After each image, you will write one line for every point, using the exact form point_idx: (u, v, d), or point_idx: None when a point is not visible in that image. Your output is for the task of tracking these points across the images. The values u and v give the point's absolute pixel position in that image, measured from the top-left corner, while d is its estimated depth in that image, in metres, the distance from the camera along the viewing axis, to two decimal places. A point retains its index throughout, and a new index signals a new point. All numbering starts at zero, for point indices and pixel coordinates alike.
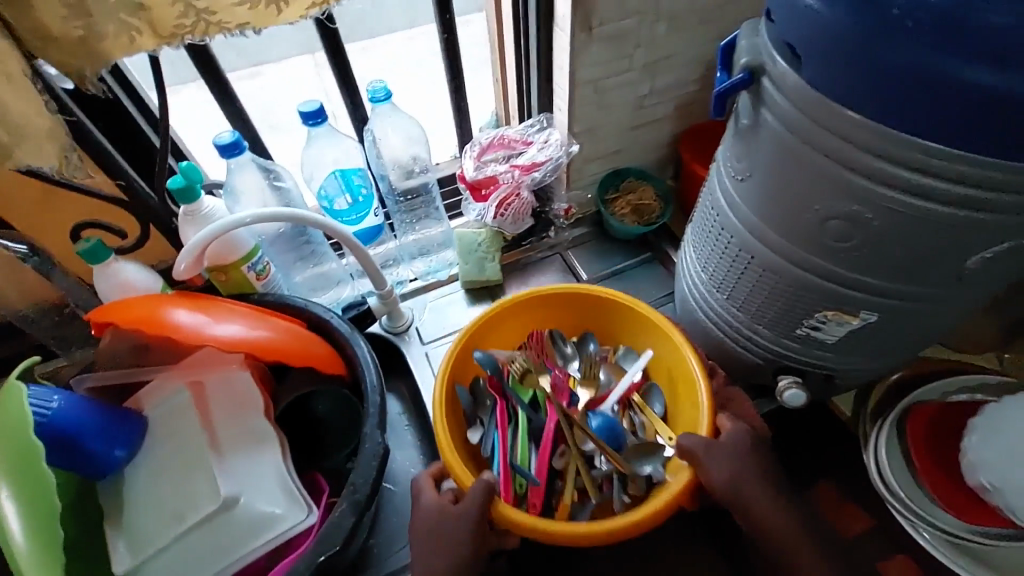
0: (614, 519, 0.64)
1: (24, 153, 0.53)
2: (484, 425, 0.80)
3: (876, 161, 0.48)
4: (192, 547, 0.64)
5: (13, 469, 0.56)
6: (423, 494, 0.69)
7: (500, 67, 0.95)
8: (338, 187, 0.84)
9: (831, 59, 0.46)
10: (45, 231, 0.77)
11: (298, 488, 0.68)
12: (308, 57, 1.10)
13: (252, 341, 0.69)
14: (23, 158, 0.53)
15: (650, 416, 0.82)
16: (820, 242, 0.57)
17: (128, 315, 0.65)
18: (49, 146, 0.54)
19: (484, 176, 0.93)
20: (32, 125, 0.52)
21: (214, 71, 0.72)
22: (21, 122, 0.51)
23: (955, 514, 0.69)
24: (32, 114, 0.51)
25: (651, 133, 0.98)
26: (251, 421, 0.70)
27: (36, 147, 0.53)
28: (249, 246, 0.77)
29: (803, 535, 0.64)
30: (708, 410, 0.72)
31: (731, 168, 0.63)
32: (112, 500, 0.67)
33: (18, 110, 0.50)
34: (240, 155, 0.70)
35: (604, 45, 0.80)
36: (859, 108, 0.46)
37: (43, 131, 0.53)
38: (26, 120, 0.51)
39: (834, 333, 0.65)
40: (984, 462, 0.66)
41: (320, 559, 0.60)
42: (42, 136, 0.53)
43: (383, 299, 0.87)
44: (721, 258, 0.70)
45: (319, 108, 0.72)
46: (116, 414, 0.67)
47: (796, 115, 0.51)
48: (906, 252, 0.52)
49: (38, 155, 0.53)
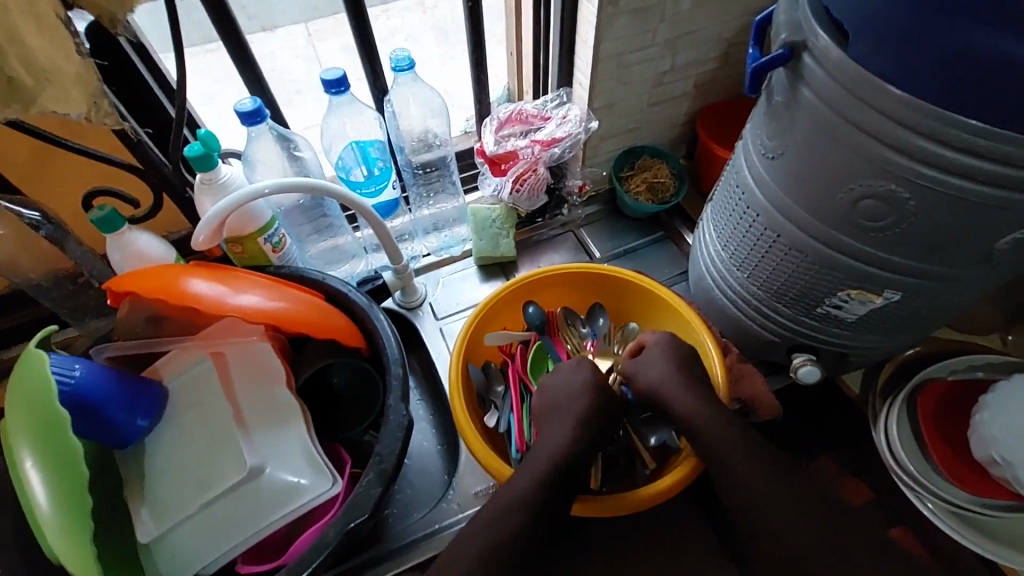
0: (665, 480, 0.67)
1: (50, 99, 0.51)
2: (499, 410, 0.80)
3: (919, 140, 0.48)
4: (219, 514, 0.65)
5: (37, 440, 0.55)
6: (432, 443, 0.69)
7: (517, 38, 0.93)
8: (355, 158, 0.83)
9: (881, 34, 0.46)
10: (56, 197, 0.76)
11: (323, 458, 0.68)
12: (300, 27, 1.05)
13: (276, 313, 0.68)
14: (49, 106, 0.51)
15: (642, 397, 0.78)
16: (850, 222, 0.57)
17: (148, 284, 0.64)
18: (76, 92, 0.52)
19: (503, 151, 0.93)
20: (60, 70, 0.50)
21: (233, 33, 0.70)
22: (48, 66, 0.49)
23: (964, 488, 0.70)
24: (60, 58, 0.50)
25: (668, 110, 0.98)
26: (274, 392, 0.70)
27: (62, 94, 0.51)
28: (266, 218, 0.76)
29: None
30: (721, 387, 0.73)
31: (763, 145, 0.63)
32: (134, 470, 0.67)
33: (45, 52, 0.49)
34: (260, 124, 0.68)
35: (630, 18, 0.79)
36: (906, 83, 0.46)
37: (70, 76, 0.51)
38: (55, 65, 0.50)
39: (854, 311, 0.67)
40: (995, 438, 0.67)
41: (351, 526, 0.60)
42: (69, 81, 0.51)
43: (398, 274, 0.87)
44: (745, 235, 0.71)
45: (342, 76, 0.71)
46: (136, 386, 0.66)
47: (838, 91, 0.51)
48: (944, 229, 0.52)
49: (63, 102, 0.52)
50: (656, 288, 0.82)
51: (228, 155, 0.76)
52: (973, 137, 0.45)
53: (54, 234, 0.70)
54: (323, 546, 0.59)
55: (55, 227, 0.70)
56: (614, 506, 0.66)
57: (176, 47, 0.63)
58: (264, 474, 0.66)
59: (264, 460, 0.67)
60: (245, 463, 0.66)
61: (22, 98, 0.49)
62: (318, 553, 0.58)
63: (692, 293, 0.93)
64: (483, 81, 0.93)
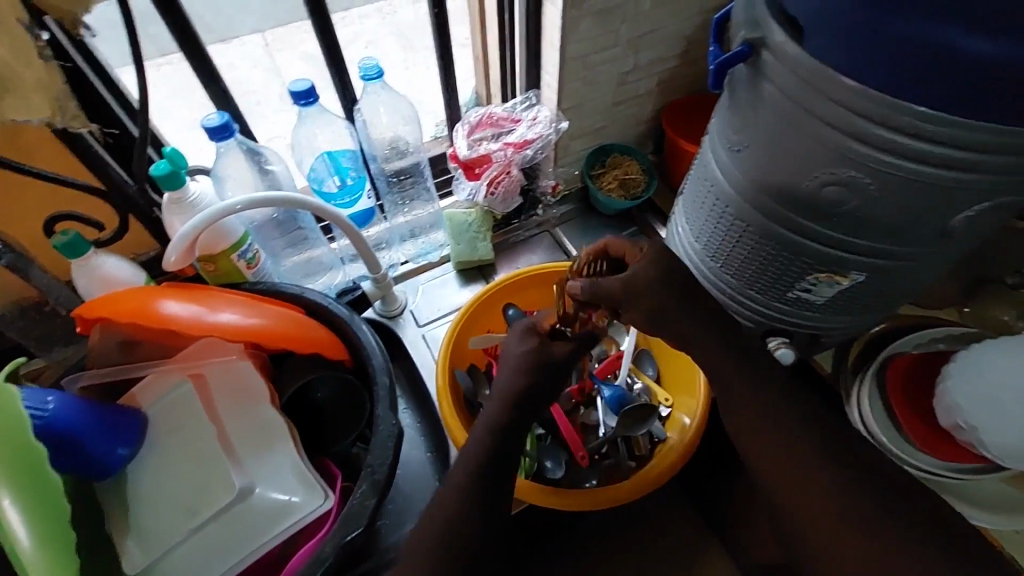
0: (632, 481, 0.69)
1: (11, 107, 0.53)
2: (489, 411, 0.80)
3: (876, 129, 0.50)
4: (208, 540, 0.63)
5: (14, 478, 0.53)
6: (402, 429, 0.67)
7: (480, 42, 0.94)
8: (328, 169, 0.83)
9: (833, 31, 0.48)
10: (15, 224, 0.73)
11: (314, 473, 0.67)
12: (257, 37, 1.05)
13: (256, 329, 0.67)
14: (9, 113, 0.53)
15: (647, 381, 0.85)
16: (818, 209, 0.60)
17: (119, 308, 0.62)
18: (36, 98, 0.54)
19: (477, 155, 0.93)
20: (19, 78, 0.52)
21: (196, 49, 0.68)
22: (4, 75, 0.51)
23: (932, 454, 0.74)
24: (19, 65, 0.51)
25: (634, 108, 1.00)
26: (258, 411, 0.69)
27: (21, 101, 0.53)
28: (239, 234, 0.75)
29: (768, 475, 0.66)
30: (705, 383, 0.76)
31: (728, 138, 0.66)
32: (118, 500, 0.65)
33: (4, 62, 0.50)
34: (229, 138, 0.67)
35: (593, 20, 0.80)
36: (862, 74, 0.49)
37: (29, 84, 0.52)
38: (12, 72, 0.51)
39: (824, 294, 0.69)
40: (961, 406, 0.70)
41: (347, 539, 0.59)
42: (29, 88, 0.53)
43: (377, 283, 0.86)
44: (716, 226, 0.73)
45: (310, 87, 0.70)
46: (113, 413, 0.64)
47: (796, 84, 0.53)
48: (901, 211, 0.55)
49: (25, 109, 0.54)
50: None
51: (196, 171, 0.75)
52: (921, 122, 0.47)
53: (15, 262, 0.66)
54: (320, 561, 0.58)
55: (16, 255, 0.66)
56: (592, 501, 0.68)
57: (137, 65, 0.62)
58: (254, 494, 0.65)
59: (253, 480, 0.66)
60: (233, 485, 0.65)
61: None
62: (316, 568, 0.57)
63: None
64: (452, 86, 0.94)
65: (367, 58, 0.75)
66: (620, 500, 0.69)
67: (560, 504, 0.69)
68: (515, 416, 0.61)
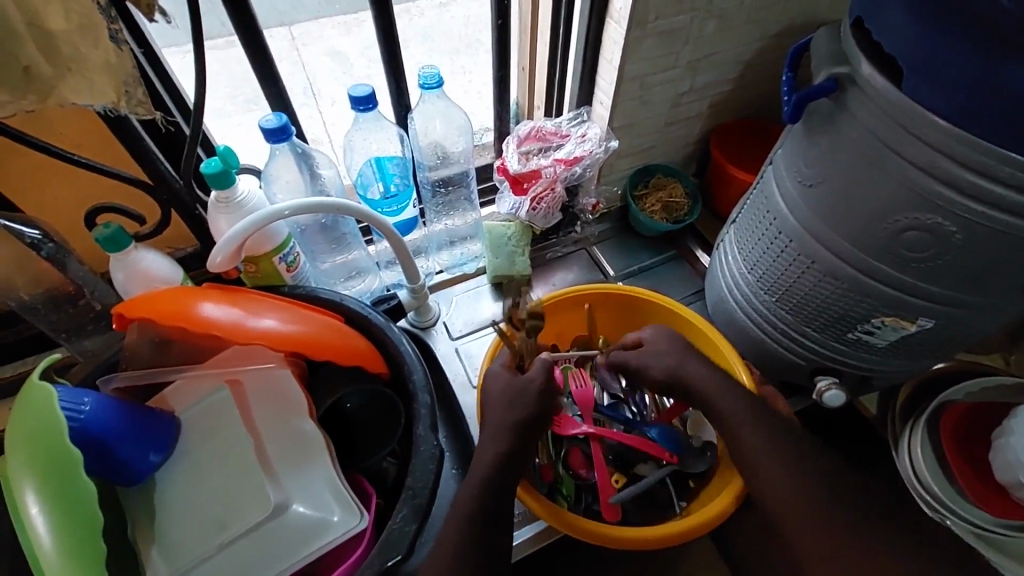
0: (675, 523, 0.66)
1: (70, 89, 0.50)
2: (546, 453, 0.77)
3: (971, 177, 0.48)
4: (238, 557, 0.61)
5: (45, 483, 0.51)
6: (440, 450, 0.64)
7: (530, 54, 0.92)
8: (374, 174, 0.83)
9: (934, 74, 0.46)
10: (56, 214, 0.71)
11: (349, 492, 0.65)
12: (282, 30, 1.00)
13: (299, 337, 0.65)
14: (69, 96, 0.50)
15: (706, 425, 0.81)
16: (893, 252, 0.58)
17: (160, 308, 0.60)
18: (101, 80, 0.51)
19: (527, 170, 0.90)
20: (86, 59, 0.50)
21: (257, 46, 0.67)
22: (70, 55, 0.49)
23: (987, 509, 0.71)
24: (87, 47, 0.49)
25: (683, 130, 0.98)
26: (295, 422, 0.66)
27: (84, 84, 0.51)
28: (282, 237, 0.73)
29: None
30: None
31: (798, 171, 0.64)
32: (145, 509, 0.62)
33: (71, 42, 0.48)
34: (285, 141, 0.65)
35: (656, 41, 0.79)
36: (962, 120, 0.46)
37: (96, 66, 0.51)
38: (79, 53, 0.49)
39: (885, 337, 0.67)
40: (1022, 463, 0.67)
41: (387, 565, 0.57)
42: (95, 71, 0.51)
43: (414, 294, 0.83)
44: (774, 260, 0.71)
45: (370, 93, 0.68)
46: (146, 417, 0.61)
47: (886, 121, 0.51)
48: (986, 263, 0.53)
49: (87, 92, 0.51)
50: (683, 312, 0.83)
51: (244, 171, 0.73)
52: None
53: (55, 254, 0.66)
54: None
55: (56, 247, 0.66)
56: (639, 542, 0.65)
57: (198, 60, 0.59)
58: (290, 510, 0.63)
59: (288, 496, 0.64)
60: (268, 500, 0.63)
61: (40, 87, 0.49)
62: None
63: (711, 312, 0.93)
64: (502, 97, 0.92)
65: (427, 66, 0.74)
66: (671, 541, 0.66)
67: (600, 539, 0.66)
68: (502, 447, 0.64)
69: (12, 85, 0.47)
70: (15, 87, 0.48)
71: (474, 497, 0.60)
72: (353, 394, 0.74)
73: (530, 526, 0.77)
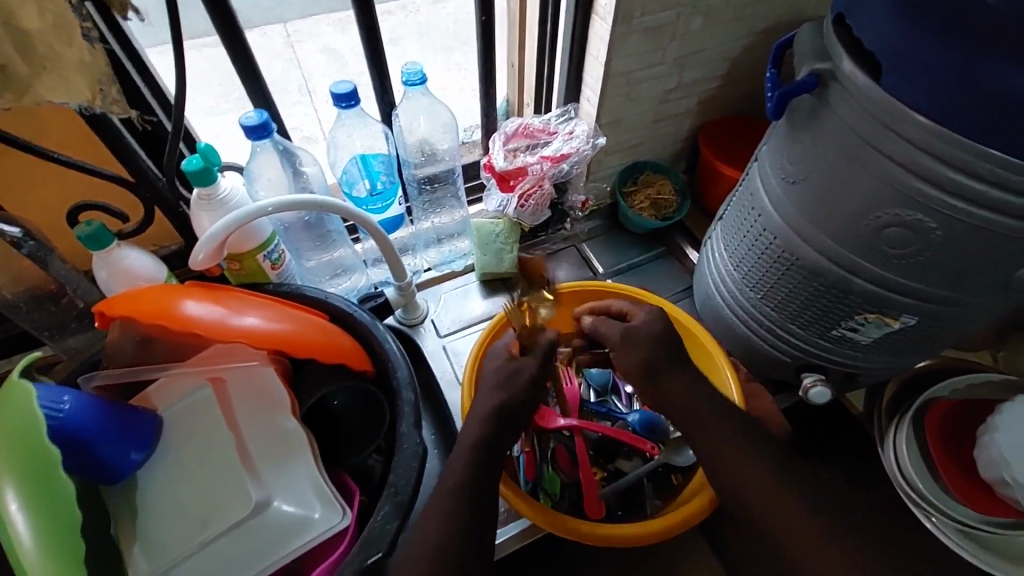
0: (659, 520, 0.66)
1: (47, 87, 0.50)
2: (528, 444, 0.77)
3: (950, 173, 0.48)
4: (219, 555, 0.61)
5: (24, 483, 0.51)
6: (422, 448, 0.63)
7: (518, 50, 0.92)
8: (359, 172, 0.82)
9: (914, 70, 0.46)
10: (40, 212, 0.71)
11: (333, 489, 0.65)
12: (278, 28, 1.02)
13: (282, 336, 0.65)
14: (46, 94, 0.50)
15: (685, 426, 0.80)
16: (874, 249, 0.57)
17: (140, 306, 0.60)
18: (76, 79, 0.51)
19: (513, 166, 0.90)
20: (58, 56, 0.49)
21: (238, 42, 0.66)
22: (44, 53, 0.48)
23: (971, 506, 0.71)
24: (61, 45, 0.49)
25: (671, 127, 0.98)
26: (278, 420, 0.66)
27: (60, 81, 0.50)
28: (266, 234, 0.72)
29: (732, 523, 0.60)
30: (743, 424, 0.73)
31: (781, 168, 0.63)
32: (127, 507, 0.62)
33: (45, 40, 0.48)
34: (266, 138, 0.64)
35: (642, 36, 0.78)
36: (940, 117, 0.46)
37: (71, 64, 0.50)
38: (52, 51, 0.49)
39: (869, 334, 0.67)
40: (1006, 459, 0.67)
41: (368, 562, 0.57)
42: (69, 69, 0.50)
43: (401, 291, 0.83)
44: (759, 257, 0.71)
45: (352, 90, 0.68)
46: (128, 415, 0.61)
47: (866, 117, 0.51)
48: (966, 259, 0.53)
49: (63, 90, 0.51)
50: (670, 308, 0.83)
51: (226, 168, 0.72)
52: (1004, 171, 0.45)
53: (36, 252, 0.66)
54: None
55: (38, 244, 0.65)
56: (622, 539, 0.65)
57: (177, 57, 0.59)
58: (272, 508, 0.63)
59: (270, 494, 0.64)
60: (250, 498, 0.63)
61: (16, 86, 0.49)
62: None
63: (699, 309, 0.93)
64: (489, 94, 0.91)
65: (410, 63, 0.73)
66: (651, 538, 0.66)
67: (584, 537, 0.66)
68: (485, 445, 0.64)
69: None
70: None
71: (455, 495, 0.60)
72: (337, 392, 0.74)
73: (516, 524, 0.77)
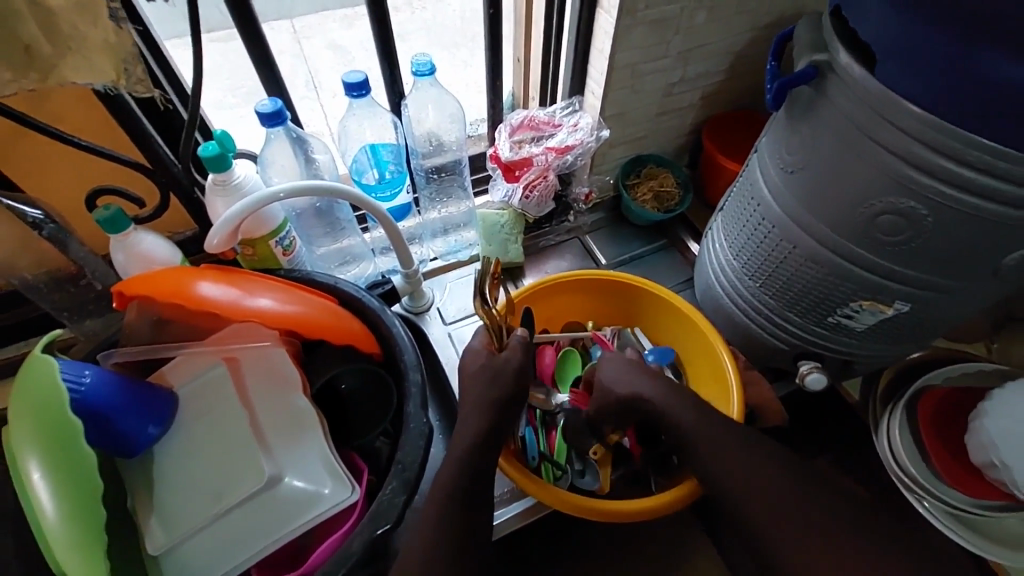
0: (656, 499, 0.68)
1: (71, 67, 0.52)
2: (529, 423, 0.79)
3: (942, 160, 0.49)
4: (233, 526, 0.63)
5: (47, 454, 0.53)
6: (429, 426, 0.66)
7: (524, 42, 0.94)
8: (368, 161, 0.85)
9: (905, 59, 0.48)
10: (59, 195, 0.73)
11: (342, 466, 0.67)
12: (286, 24, 1.04)
13: (294, 317, 0.67)
14: (70, 75, 0.53)
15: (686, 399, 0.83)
16: (870, 236, 0.59)
17: (158, 286, 0.62)
18: (100, 60, 0.53)
19: (518, 157, 0.93)
20: (82, 36, 0.51)
21: (253, 32, 0.68)
22: (68, 33, 0.50)
23: (962, 490, 0.73)
24: (85, 25, 0.51)
25: (674, 121, 1.00)
26: (289, 399, 0.68)
27: (85, 62, 0.53)
28: (279, 220, 0.74)
29: (727, 500, 0.63)
30: (738, 398, 0.76)
31: (780, 158, 0.65)
32: (143, 480, 0.64)
33: (69, 21, 0.50)
34: (280, 126, 0.66)
35: (645, 29, 0.80)
36: (931, 105, 0.48)
37: (96, 45, 0.52)
38: (77, 31, 0.51)
39: (865, 321, 0.69)
40: (995, 443, 0.69)
41: (376, 533, 0.59)
42: (95, 50, 0.52)
43: (407, 279, 0.85)
44: (758, 246, 0.73)
45: (364, 79, 0.70)
46: (146, 391, 0.64)
47: (862, 107, 0.53)
48: (957, 245, 0.54)
49: (87, 70, 0.53)
50: (670, 296, 0.84)
51: (240, 155, 0.75)
52: (993, 158, 0.47)
53: (56, 234, 0.67)
54: (347, 555, 0.57)
55: (57, 227, 0.67)
56: (622, 516, 0.67)
57: (195, 45, 0.61)
58: (283, 483, 0.65)
59: (282, 469, 0.66)
60: (262, 472, 0.65)
61: (42, 66, 0.51)
62: (342, 561, 0.57)
63: (700, 300, 0.95)
64: (496, 86, 0.93)
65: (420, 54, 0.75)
66: (649, 515, 0.68)
67: (584, 513, 0.68)
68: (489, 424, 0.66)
69: (14, 63, 0.50)
70: (19, 66, 0.50)
71: (461, 471, 0.62)
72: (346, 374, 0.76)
73: (519, 503, 0.79)
